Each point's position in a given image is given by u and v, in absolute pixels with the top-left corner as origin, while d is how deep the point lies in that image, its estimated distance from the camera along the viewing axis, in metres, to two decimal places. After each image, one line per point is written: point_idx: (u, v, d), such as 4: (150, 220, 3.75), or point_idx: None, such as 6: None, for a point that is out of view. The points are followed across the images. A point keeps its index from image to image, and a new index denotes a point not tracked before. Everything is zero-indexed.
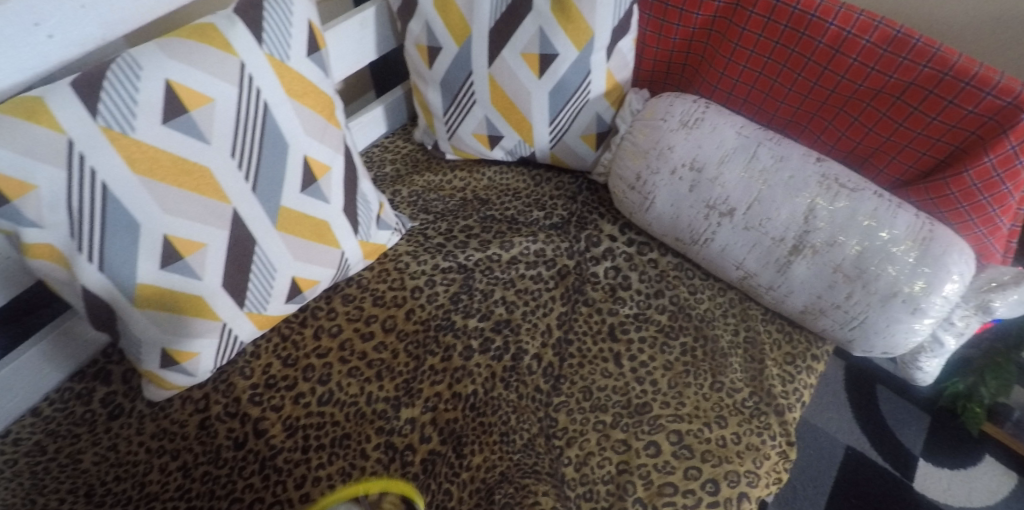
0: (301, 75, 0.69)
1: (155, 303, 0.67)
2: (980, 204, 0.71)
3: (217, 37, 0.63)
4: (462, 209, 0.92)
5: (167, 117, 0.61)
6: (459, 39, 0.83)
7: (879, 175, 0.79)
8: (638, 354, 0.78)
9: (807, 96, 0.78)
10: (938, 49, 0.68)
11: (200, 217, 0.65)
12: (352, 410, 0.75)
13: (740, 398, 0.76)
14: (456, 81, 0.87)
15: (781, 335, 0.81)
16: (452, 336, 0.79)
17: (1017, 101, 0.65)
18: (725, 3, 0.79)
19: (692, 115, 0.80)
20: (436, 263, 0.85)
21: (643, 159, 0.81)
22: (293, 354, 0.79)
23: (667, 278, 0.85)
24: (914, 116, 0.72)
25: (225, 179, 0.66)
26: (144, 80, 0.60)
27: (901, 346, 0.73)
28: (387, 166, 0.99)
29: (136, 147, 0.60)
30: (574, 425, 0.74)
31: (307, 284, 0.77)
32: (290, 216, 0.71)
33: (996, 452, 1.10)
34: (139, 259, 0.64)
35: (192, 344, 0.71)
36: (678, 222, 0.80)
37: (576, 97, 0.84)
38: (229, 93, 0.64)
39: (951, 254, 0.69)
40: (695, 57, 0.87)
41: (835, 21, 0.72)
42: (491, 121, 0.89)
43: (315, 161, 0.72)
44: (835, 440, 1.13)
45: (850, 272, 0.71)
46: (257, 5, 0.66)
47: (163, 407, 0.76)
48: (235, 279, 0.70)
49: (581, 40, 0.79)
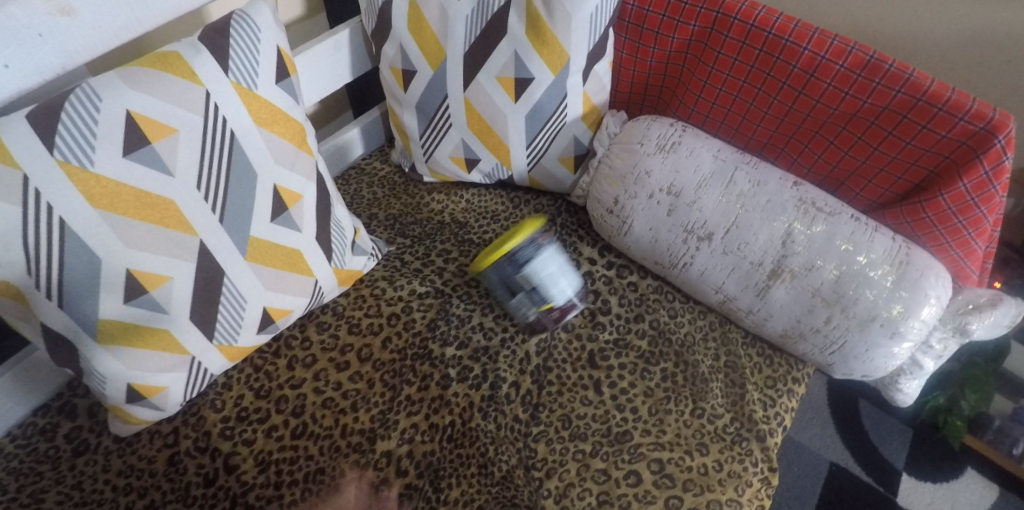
0: (269, 103, 0.67)
1: (119, 338, 0.64)
2: (955, 228, 0.71)
3: (180, 66, 0.62)
4: (439, 232, 0.91)
5: (128, 149, 0.59)
6: (434, 63, 0.82)
7: (855, 198, 0.79)
8: (619, 381, 0.77)
9: (783, 119, 0.78)
10: (911, 75, 0.68)
11: (165, 250, 0.63)
12: (325, 443, 0.72)
13: (721, 424, 0.75)
14: (432, 105, 0.86)
15: (762, 359, 0.81)
16: (430, 365, 0.78)
17: (989, 126, 0.65)
18: (700, 27, 0.79)
19: (669, 139, 0.79)
20: (413, 288, 0.84)
21: (620, 184, 0.80)
22: (265, 385, 0.76)
23: (647, 302, 0.84)
24: (889, 140, 0.72)
25: (190, 211, 0.64)
26: (103, 112, 0.58)
27: (881, 369, 0.72)
28: (364, 189, 0.98)
29: (95, 182, 0.58)
30: (553, 456, 0.72)
31: (279, 314, 0.75)
32: (258, 246, 0.69)
33: (978, 465, 1.11)
34: (101, 294, 0.62)
35: (159, 378, 0.68)
36: (657, 246, 0.79)
37: (553, 120, 0.84)
38: (194, 123, 0.62)
39: (928, 278, 0.69)
40: (671, 80, 0.87)
41: (809, 46, 0.72)
42: (468, 144, 0.87)
43: (285, 189, 0.70)
44: (819, 456, 1.12)
45: (828, 296, 0.71)
46: (224, 32, 0.64)
47: (130, 442, 0.73)
48: (203, 312, 0.68)
49: (556, 64, 0.79)
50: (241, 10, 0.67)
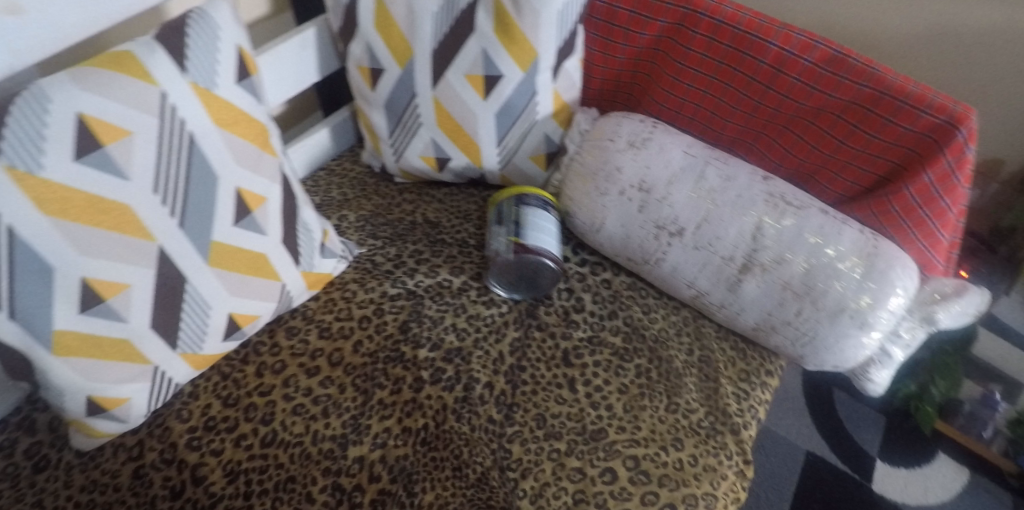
0: (230, 104, 0.66)
1: (77, 350, 0.62)
2: (921, 220, 0.72)
3: (134, 66, 0.59)
4: (410, 232, 0.89)
5: (79, 153, 0.57)
6: (401, 61, 0.80)
7: (823, 192, 0.80)
8: (593, 379, 0.77)
9: (752, 114, 0.79)
10: (875, 69, 0.69)
11: (122, 257, 0.61)
12: (296, 451, 0.71)
13: (696, 419, 0.75)
14: (400, 103, 0.84)
15: (735, 352, 0.81)
16: (403, 368, 0.77)
17: (952, 119, 0.66)
18: (669, 23, 0.79)
19: (639, 135, 0.79)
20: (384, 290, 0.82)
21: (591, 181, 0.80)
22: (233, 393, 0.74)
23: (620, 299, 0.84)
24: (855, 134, 0.73)
25: (148, 217, 0.62)
26: (52, 114, 0.56)
27: (851, 359, 0.73)
28: (334, 190, 0.96)
29: (44, 187, 0.55)
30: (529, 456, 0.71)
31: (245, 320, 0.73)
32: (222, 250, 0.68)
33: (948, 449, 1.13)
34: (55, 305, 0.59)
35: (121, 389, 0.66)
36: (629, 242, 0.79)
37: (522, 118, 0.83)
38: (150, 125, 0.60)
39: (895, 269, 0.69)
40: (642, 76, 0.86)
41: (777, 41, 0.72)
42: (438, 143, 0.86)
43: (249, 192, 0.69)
44: (796, 445, 1.13)
45: (798, 289, 0.71)
46: (180, 30, 0.62)
47: (94, 456, 0.70)
48: (164, 318, 0.66)
49: (525, 61, 0.78)
50: (199, 8, 0.65)
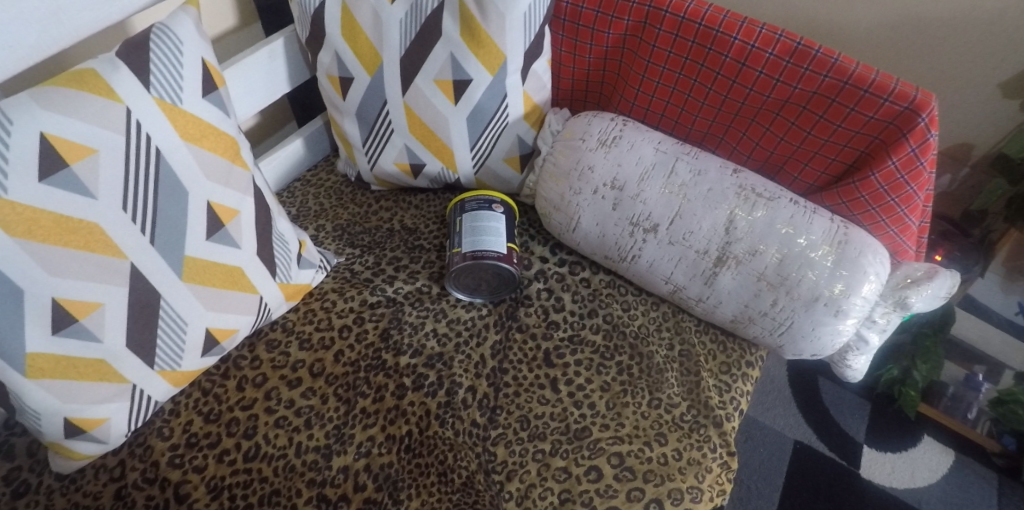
0: (197, 118, 0.66)
1: (51, 372, 0.61)
2: (888, 206, 0.73)
3: (98, 84, 0.59)
4: (388, 239, 0.90)
5: (45, 174, 0.57)
6: (371, 69, 0.81)
7: (794, 182, 0.82)
8: (575, 378, 0.77)
9: (720, 109, 0.80)
10: (837, 59, 0.70)
11: (93, 276, 0.61)
12: (280, 463, 0.70)
13: (678, 413, 0.75)
14: (372, 111, 0.85)
15: (716, 345, 0.82)
16: (384, 375, 0.77)
17: (912, 105, 0.67)
18: (634, 21, 0.79)
19: (610, 133, 0.80)
20: (364, 299, 0.82)
21: (565, 181, 0.80)
22: (215, 409, 0.74)
23: (599, 297, 0.84)
24: (820, 124, 0.74)
25: (118, 235, 0.62)
26: (15, 135, 0.55)
27: (829, 347, 0.74)
28: (310, 201, 0.96)
29: (10, 209, 0.55)
30: (513, 458, 0.71)
31: (223, 334, 0.73)
32: (196, 265, 0.68)
33: (934, 432, 1.14)
34: (27, 327, 0.59)
35: (98, 409, 0.66)
36: (605, 241, 0.80)
37: (494, 121, 0.83)
38: (117, 142, 0.60)
39: (866, 255, 0.70)
40: (611, 75, 0.87)
41: (739, 36, 0.73)
42: (411, 149, 0.87)
43: (221, 206, 0.68)
44: (784, 435, 1.13)
45: (773, 280, 0.72)
46: (142, 46, 0.62)
47: (74, 479, 0.69)
48: (141, 338, 0.66)
49: (493, 64, 0.78)
50: (161, 22, 0.64)
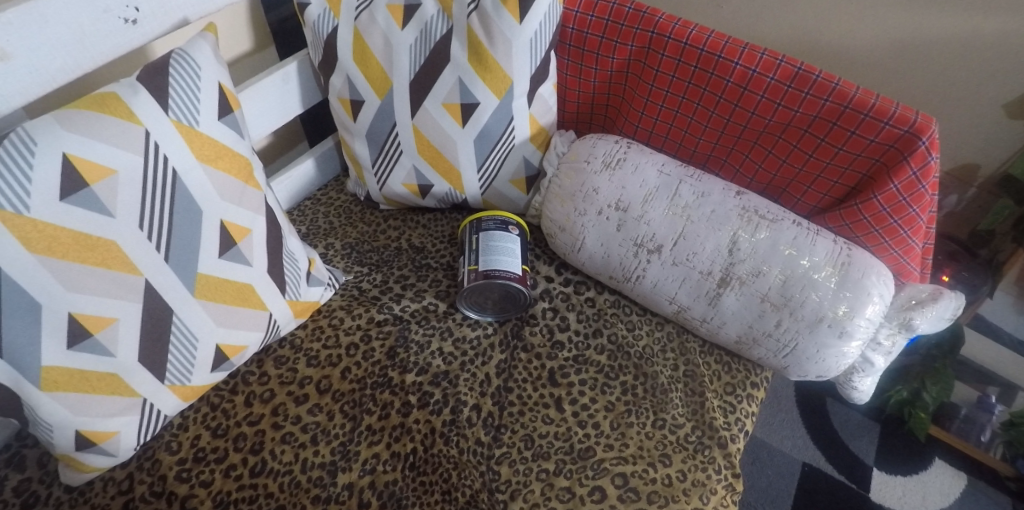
0: (212, 139, 0.68)
1: (65, 385, 0.63)
2: (891, 228, 0.74)
3: (119, 107, 0.62)
4: (396, 258, 0.91)
5: (66, 193, 0.59)
6: (381, 92, 0.83)
7: (797, 204, 0.82)
8: (580, 398, 0.77)
9: (723, 131, 0.81)
10: (837, 84, 0.71)
11: (109, 292, 0.63)
12: (286, 480, 0.71)
13: (683, 434, 0.75)
14: (381, 133, 0.87)
15: (720, 366, 0.82)
16: (390, 393, 0.77)
17: (913, 129, 0.68)
18: (638, 47, 0.81)
19: (614, 156, 0.81)
20: (371, 316, 0.83)
21: (570, 202, 0.82)
22: (223, 424, 0.75)
23: (605, 316, 0.85)
24: (822, 147, 0.75)
25: (134, 251, 0.64)
26: (38, 156, 0.57)
27: (834, 368, 0.74)
28: (320, 219, 0.98)
29: (31, 226, 0.57)
30: (517, 477, 0.71)
31: (233, 350, 0.74)
32: (209, 282, 0.69)
33: (945, 455, 1.12)
34: (43, 340, 0.60)
35: (109, 423, 0.67)
36: (609, 261, 0.81)
37: (501, 143, 0.85)
38: (134, 163, 0.62)
39: (870, 277, 0.71)
40: (615, 98, 0.89)
41: (741, 61, 0.75)
42: (419, 170, 0.88)
43: (233, 224, 0.70)
44: (792, 457, 1.12)
45: (776, 301, 0.72)
46: (162, 70, 0.64)
47: (83, 492, 0.70)
48: (152, 353, 0.67)
49: (500, 88, 0.80)
50: (180, 48, 0.67)
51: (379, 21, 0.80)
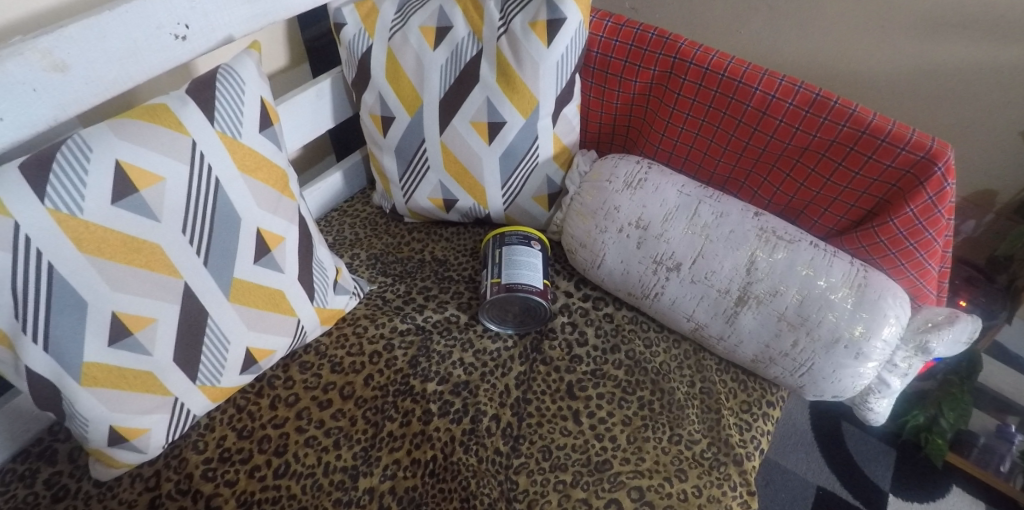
0: (253, 150, 0.71)
1: (103, 381, 0.65)
2: (907, 250, 0.75)
3: (168, 117, 0.65)
4: (419, 270, 0.94)
5: (116, 198, 0.62)
6: (411, 109, 0.86)
7: (814, 226, 0.84)
8: (597, 411, 0.79)
9: (741, 154, 0.83)
10: (854, 110, 0.73)
11: (151, 293, 0.66)
12: (308, 482, 0.72)
13: (699, 450, 0.76)
14: (410, 148, 0.90)
15: (736, 384, 0.83)
16: (411, 400, 0.79)
17: (929, 155, 0.70)
18: (660, 71, 0.84)
19: (635, 176, 0.83)
20: (394, 325, 0.86)
21: (591, 219, 0.84)
22: (248, 425, 0.77)
23: (622, 332, 0.86)
24: (839, 171, 0.77)
25: (176, 255, 0.67)
26: (93, 161, 0.61)
27: (850, 389, 0.74)
28: (346, 231, 1.01)
29: (83, 227, 0.61)
30: (534, 487, 0.72)
31: (262, 354, 0.77)
32: (242, 286, 0.72)
33: (962, 484, 1.11)
34: (86, 337, 0.63)
35: (142, 419, 0.69)
36: (629, 277, 0.83)
37: (525, 161, 0.88)
38: (180, 171, 0.65)
39: (886, 298, 0.72)
40: (637, 120, 0.92)
41: (760, 86, 0.77)
42: (445, 185, 0.91)
43: (269, 232, 0.73)
44: (806, 480, 1.11)
45: (793, 320, 0.74)
46: (210, 84, 0.68)
47: (111, 486, 0.72)
48: (186, 353, 0.70)
49: (526, 108, 0.83)
50: (226, 64, 0.70)
51: (412, 41, 0.84)
